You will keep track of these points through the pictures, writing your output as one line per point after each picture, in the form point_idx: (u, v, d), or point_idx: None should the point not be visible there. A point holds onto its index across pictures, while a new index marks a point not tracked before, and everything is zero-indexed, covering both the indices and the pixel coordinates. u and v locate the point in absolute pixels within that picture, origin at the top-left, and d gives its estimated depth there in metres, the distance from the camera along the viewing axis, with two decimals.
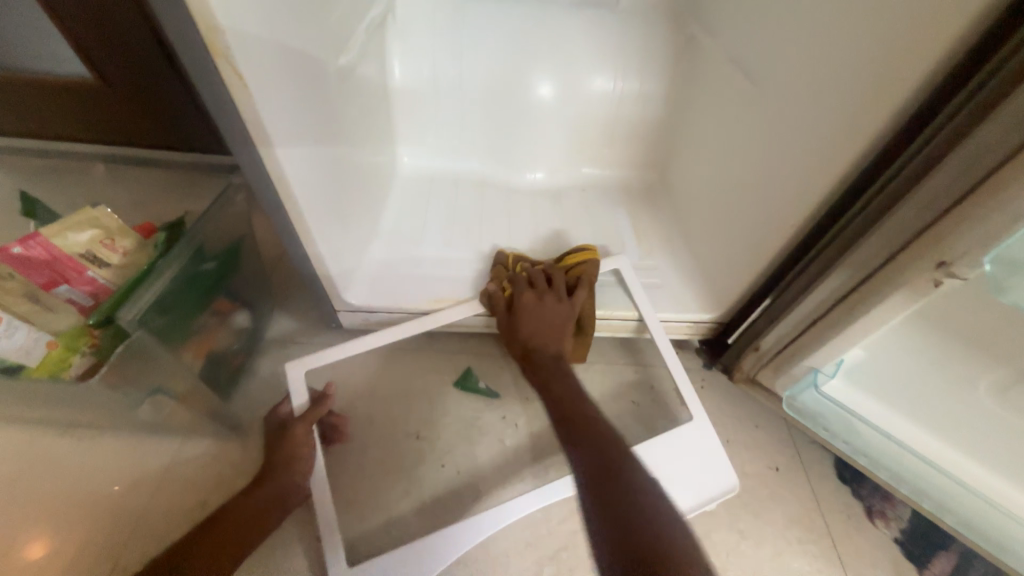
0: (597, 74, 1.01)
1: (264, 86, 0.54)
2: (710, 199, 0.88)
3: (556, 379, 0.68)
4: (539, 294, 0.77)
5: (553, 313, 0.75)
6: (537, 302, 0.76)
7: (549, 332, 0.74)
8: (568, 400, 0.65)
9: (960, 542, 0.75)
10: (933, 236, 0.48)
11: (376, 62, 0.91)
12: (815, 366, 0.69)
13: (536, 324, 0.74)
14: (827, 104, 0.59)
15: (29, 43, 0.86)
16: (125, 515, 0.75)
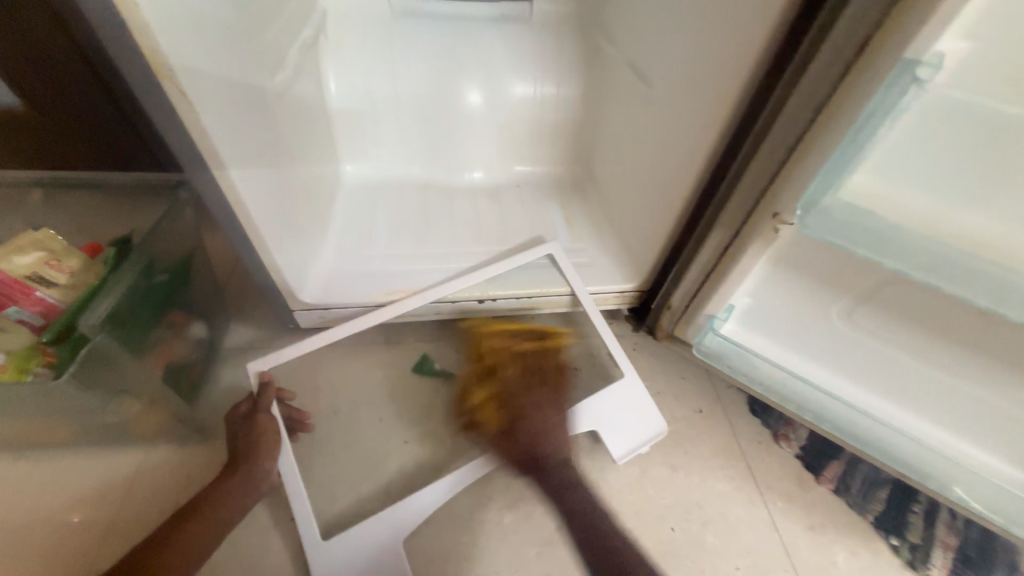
0: (519, 81, 1.12)
1: (207, 103, 0.60)
2: (624, 185, 1.00)
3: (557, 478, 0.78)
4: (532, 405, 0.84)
5: (560, 432, 0.82)
6: (546, 408, 0.84)
7: (555, 442, 0.81)
8: (570, 485, 0.77)
9: (847, 451, 0.90)
10: (771, 192, 0.62)
11: (312, 78, 0.98)
12: (712, 314, 0.82)
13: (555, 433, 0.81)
14: (695, 96, 0.72)
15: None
16: (97, 528, 0.76)
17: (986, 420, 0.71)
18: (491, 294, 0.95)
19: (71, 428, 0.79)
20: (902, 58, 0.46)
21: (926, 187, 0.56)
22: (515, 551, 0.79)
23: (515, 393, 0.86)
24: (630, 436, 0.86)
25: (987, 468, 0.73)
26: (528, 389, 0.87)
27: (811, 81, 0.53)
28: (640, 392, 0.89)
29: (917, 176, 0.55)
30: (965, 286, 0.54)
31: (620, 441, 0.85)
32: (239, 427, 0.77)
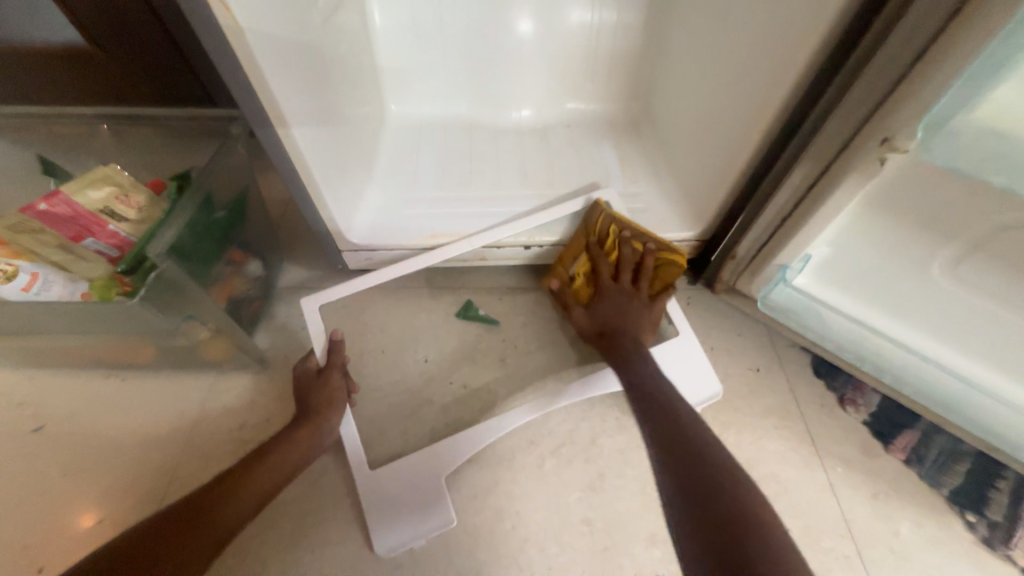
0: (577, 5, 1.01)
1: (252, 24, 0.56)
2: (690, 122, 0.90)
3: (636, 370, 0.73)
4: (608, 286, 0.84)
5: (635, 312, 0.81)
6: (618, 295, 0.83)
7: (637, 326, 0.80)
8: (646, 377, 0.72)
9: (924, 420, 0.82)
10: (880, 116, 0.52)
11: (355, 5, 0.92)
12: (784, 264, 0.74)
13: (617, 315, 0.82)
14: (790, 4, 0.61)
15: (11, 9, 0.88)
16: (178, 442, 0.84)
17: None
18: (538, 240, 0.91)
19: (150, 352, 0.86)
20: None
21: None
22: (555, 494, 0.79)
23: (608, 279, 0.84)
24: (682, 397, 0.81)
25: None
26: (615, 278, 0.84)
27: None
28: (695, 351, 0.83)
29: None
30: None
31: None
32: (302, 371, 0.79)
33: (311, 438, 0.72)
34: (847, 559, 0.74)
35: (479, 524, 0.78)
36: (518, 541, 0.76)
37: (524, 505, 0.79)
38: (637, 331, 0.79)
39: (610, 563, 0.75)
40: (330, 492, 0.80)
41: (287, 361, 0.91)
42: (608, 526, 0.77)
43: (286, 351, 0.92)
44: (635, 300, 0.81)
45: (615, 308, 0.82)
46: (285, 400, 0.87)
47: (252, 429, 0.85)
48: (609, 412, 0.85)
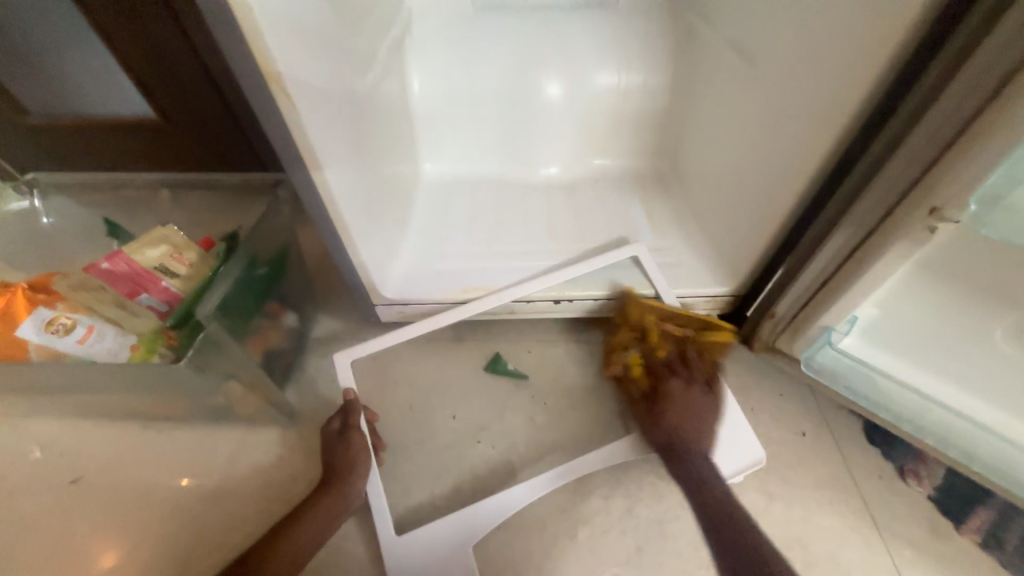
0: (601, 70, 1.07)
1: (308, 102, 0.62)
2: (719, 179, 0.91)
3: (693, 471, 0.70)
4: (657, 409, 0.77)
5: (691, 403, 0.76)
6: (686, 393, 0.77)
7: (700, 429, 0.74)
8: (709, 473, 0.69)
9: (999, 498, 0.75)
10: (921, 185, 0.52)
11: (397, 77, 1.00)
12: (829, 326, 0.71)
13: (686, 414, 0.75)
14: (817, 77, 0.63)
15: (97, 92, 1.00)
16: (204, 500, 0.84)
17: None
18: (567, 294, 0.91)
19: (185, 406, 0.88)
20: None
21: None
22: (590, 568, 0.74)
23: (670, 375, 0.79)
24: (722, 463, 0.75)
25: None
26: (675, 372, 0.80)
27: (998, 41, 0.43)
28: (736, 416, 0.78)
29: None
30: None
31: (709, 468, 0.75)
32: (331, 434, 0.79)
33: (335, 505, 0.72)
34: None
35: None
36: None
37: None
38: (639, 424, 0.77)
39: None
40: (353, 558, 0.78)
41: (317, 415, 0.91)
42: None
43: (316, 405, 0.93)
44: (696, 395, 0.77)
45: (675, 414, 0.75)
46: (313, 456, 0.87)
47: (279, 488, 0.84)
48: (644, 478, 0.81)
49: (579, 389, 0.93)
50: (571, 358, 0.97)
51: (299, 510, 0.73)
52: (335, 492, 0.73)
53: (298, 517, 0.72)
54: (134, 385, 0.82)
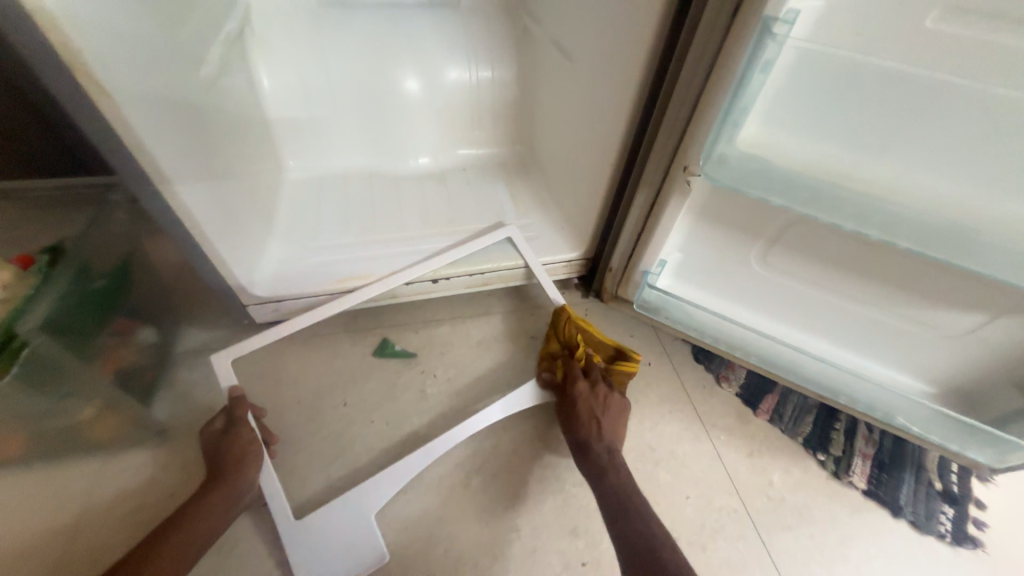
0: (454, 66, 1.15)
1: (129, 95, 0.60)
2: (563, 159, 1.05)
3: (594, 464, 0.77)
4: (605, 390, 0.84)
5: (609, 417, 0.82)
6: (594, 397, 0.83)
7: (609, 424, 0.81)
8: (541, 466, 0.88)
9: (780, 384, 1.00)
10: (680, 150, 0.69)
11: (242, 73, 0.97)
12: (646, 270, 0.89)
13: (615, 419, 0.82)
14: (611, 70, 0.78)
15: None
16: (58, 542, 0.75)
17: (914, 351, 0.81)
18: (443, 273, 0.98)
19: (18, 444, 0.77)
20: (760, 16, 0.52)
21: (816, 131, 0.60)
22: (485, 507, 0.83)
23: (583, 386, 0.84)
24: None
25: (917, 392, 0.85)
26: (589, 379, 0.86)
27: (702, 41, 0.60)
28: (596, 361, 0.93)
29: (807, 121, 0.60)
30: (841, 216, 0.60)
31: None
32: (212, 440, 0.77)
33: (226, 497, 0.71)
34: (737, 513, 0.86)
35: (412, 554, 0.79)
36: (453, 560, 0.79)
37: (453, 524, 0.82)
38: (609, 433, 0.80)
39: (540, 563, 0.79)
40: (250, 558, 0.76)
41: (194, 428, 0.87)
42: (535, 528, 0.82)
43: (192, 418, 0.87)
44: (616, 404, 0.83)
45: (591, 412, 0.81)
46: (192, 468, 0.83)
47: (154, 509, 0.79)
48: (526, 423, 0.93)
49: (465, 358, 1.02)
50: (456, 332, 1.05)
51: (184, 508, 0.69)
52: (223, 487, 0.72)
53: (183, 514, 0.68)
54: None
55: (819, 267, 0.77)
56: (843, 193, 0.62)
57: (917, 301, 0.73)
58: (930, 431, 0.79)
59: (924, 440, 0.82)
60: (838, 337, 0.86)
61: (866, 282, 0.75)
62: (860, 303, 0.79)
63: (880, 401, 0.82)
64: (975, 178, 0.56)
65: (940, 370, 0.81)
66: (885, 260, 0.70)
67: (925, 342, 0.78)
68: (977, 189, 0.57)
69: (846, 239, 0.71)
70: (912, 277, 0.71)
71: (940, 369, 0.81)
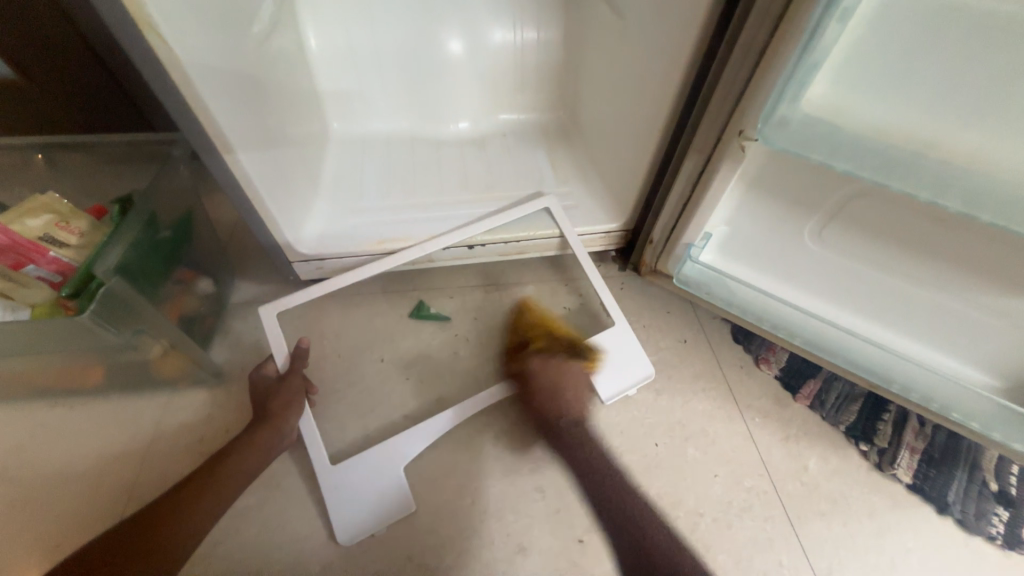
0: (498, 26, 1.11)
1: (189, 52, 0.62)
2: (607, 125, 1.01)
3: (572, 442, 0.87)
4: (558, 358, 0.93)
5: (568, 381, 0.91)
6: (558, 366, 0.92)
7: (567, 403, 0.90)
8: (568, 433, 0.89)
9: (824, 370, 0.95)
10: (737, 113, 0.64)
11: (291, 33, 0.98)
12: (689, 243, 0.86)
13: (561, 387, 0.91)
14: (667, 26, 0.73)
15: None
16: (131, 463, 0.84)
17: (983, 342, 0.74)
18: (479, 240, 0.98)
19: (98, 375, 0.86)
20: None
21: (893, 91, 0.55)
22: (511, 468, 0.86)
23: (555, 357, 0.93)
24: (619, 380, 0.90)
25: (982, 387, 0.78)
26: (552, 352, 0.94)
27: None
28: (629, 338, 0.93)
29: (888, 80, 0.54)
30: (913, 185, 0.55)
31: (609, 384, 0.90)
32: (262, 386, 0.83)
33: (271, 437, 0.77)
34: (766, 494, 0.85)
35: (440, 504, 0.83)
36: (478, 514, 0.82)
37: (480, 480, 0.85)
38: (570, 407, 0.91)
39: (562, 524, 0.81)
40: (294, 493, 0.83)
41: (245, 373, 0.93)
42: (559, 491, 0.84)
43: (244, 364, 0.94)
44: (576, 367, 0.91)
45: (548, 387, 0.91)
46: (243, 409, 0.89)
47: (211, 442, 0.86)
48: (556, 392, 0.94)
49: (498, 324, 1.03)
50: (489, 299, 1.06)
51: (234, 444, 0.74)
52: (267, 432, 0.77)
53: (232, 449, 0.74)
54: (24, 349, 0.77)
55: (881, 245, 0.72)
56: (921, 162, 0.56)
57: (994, 287, 0.67)
58: (989, 428, 0.73)
59: (983, 438, 0.76)
60: (896, 322, 0.81)
61: (935, 263, 0.69)
62: (925, 286, 0.73)
63: (937, 389, 0.77)
64: None
65: (1012, 364, 0.74)
66: (961, 238, 0.64)
67: (998, 331, 0.72)
68: None
69: (916, 213, 0.65)
70: (990, 259, 0.64)
71: (1012, 364, 0.74)
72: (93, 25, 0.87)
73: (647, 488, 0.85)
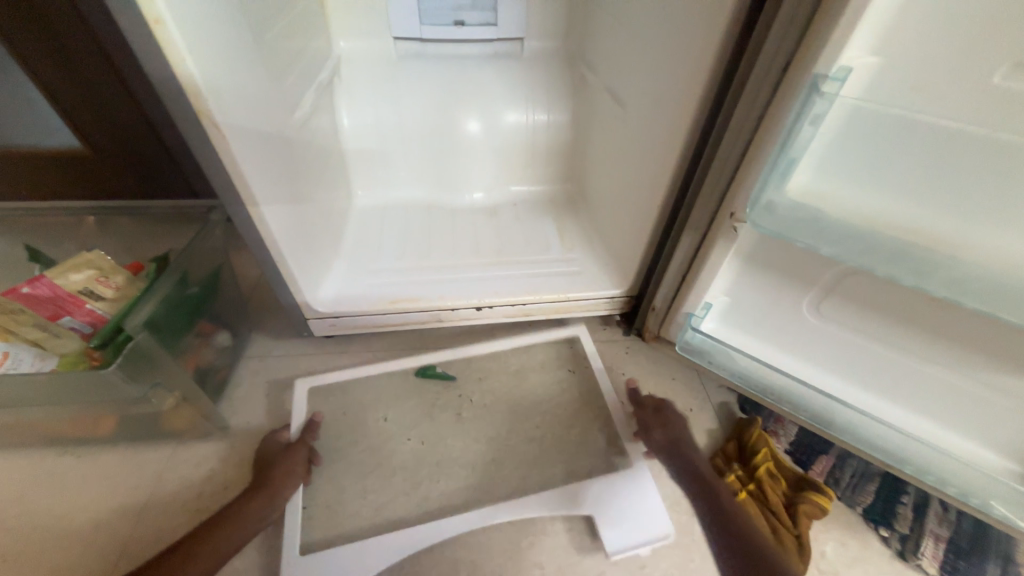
0: (513, 110, 1.23)
1: (238, 137, 0.71)
2: (611, 199, 1.08)
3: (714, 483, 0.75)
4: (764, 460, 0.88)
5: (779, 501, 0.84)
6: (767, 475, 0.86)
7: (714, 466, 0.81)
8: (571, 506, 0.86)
9: (837, 446, 0.93)
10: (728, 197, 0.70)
11: (327, 115, 1.10)
12: (690, 312, 0.88)
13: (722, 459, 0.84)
14: (662, 119, 0.81)
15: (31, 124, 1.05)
16: (126, 518, 0.83)
17: (997, 423, 0.73)
18: (488, 301, 1.02)
19: (109, 425, 0.88)
20: (811, 74, 0.53)
21: (870, 182, 0.59)
22: (510, 540, 0.83)
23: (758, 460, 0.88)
24: (631, 537, 0.82)
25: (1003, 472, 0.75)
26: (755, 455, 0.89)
27: (751, 94, 0.62)
28: (643, 493, 0.87)
29: (863, 172, 0.59)
30: (900, 269, 0.58)
31: (616, 536, 0.82)
32: (268, 451, 0.87)
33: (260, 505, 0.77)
34: None
35: None
36: None
37: (478, 551, 0.82)
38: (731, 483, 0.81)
39: None
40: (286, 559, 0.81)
41: (251, 428, 0.94)
42: (560, 569, 0.80)
43: (250, 418, 0.95)
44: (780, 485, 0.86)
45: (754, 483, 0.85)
46: (245, 465, 0.89)
47: (208, 500, 0.85)
48: (558, 460, 0.92)
49: (503, 386, 1.03)
50: (495, 360, 1.08)
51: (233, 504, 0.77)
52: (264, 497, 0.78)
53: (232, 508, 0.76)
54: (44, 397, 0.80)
55: (879, 321, 0.73)
56: (905, 247, 0.60)
57: (998, 368, 0.67)
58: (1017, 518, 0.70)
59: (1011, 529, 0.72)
60: (906, 399, 0.80)
61: (936, 342, 0.70)
62: (930, 363, 0.73)
63: (956, 474, 0.74)
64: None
65: None
66: (957, 318, 0.66)
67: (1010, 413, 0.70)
68: None
69: (908, 292, 0.67)
70: (989, 340, 0.65)
71: None
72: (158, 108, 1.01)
73: (652, 570, 0.81)
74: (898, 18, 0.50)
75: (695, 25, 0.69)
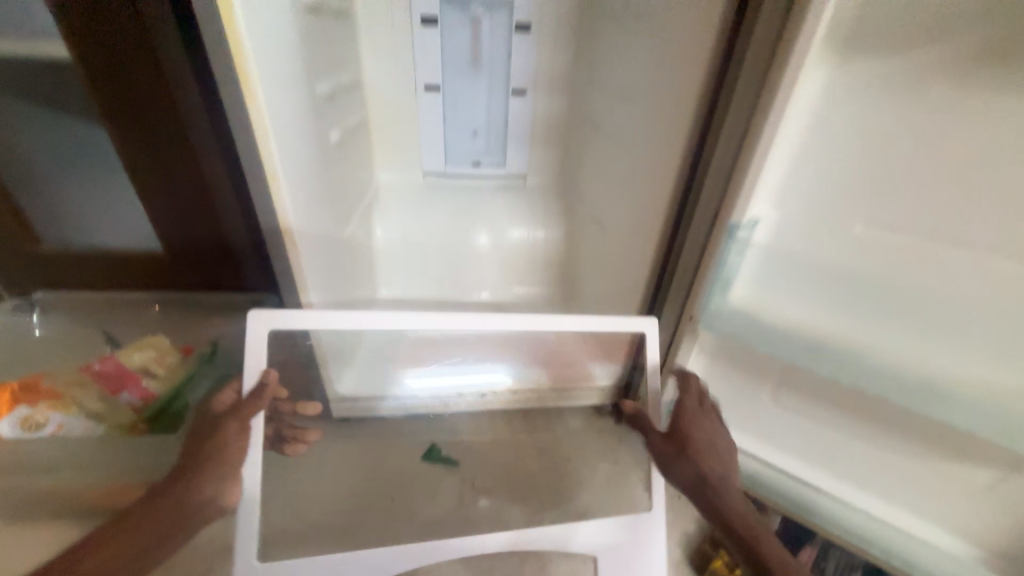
0: (517, 228, 1.49)
1: (306, 251, 0.91)
2: (598, 303, 1.27)
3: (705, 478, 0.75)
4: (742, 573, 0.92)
5: None
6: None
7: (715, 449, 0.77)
8: None
9: (819, 536, 0.97)
10: (686, 305, 0.87)
11: (365, 230, 1.34)
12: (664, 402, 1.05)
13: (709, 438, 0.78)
14: (635, 244, 1.04)
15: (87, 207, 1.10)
16: None
17: (944, 506, 0.82)
18: (491, 388, 1.15)
19: (134, 498, 0.92)
20: (728, 223, 0.73)
21: (788, 292, 0.78)
22: None
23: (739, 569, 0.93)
24: None
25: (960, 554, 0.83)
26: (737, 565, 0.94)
27: (692, 237, 0.80)
28: None
29: (779, 285, 0.78)
30: (819, 362, 0.75)
31: None
32: (204, 422, 0.74)
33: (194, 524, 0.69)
34: None
35: None
36: None
37: None
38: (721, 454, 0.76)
39: None
40: None
41: None
42: None
43: None
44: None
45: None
46: None
47: None
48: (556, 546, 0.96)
49: (503, 470, 1.14)
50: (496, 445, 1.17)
51: (184, 459, 0.70)
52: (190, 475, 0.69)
53: (179, 470, 0.69)
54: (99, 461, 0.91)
55: (827, 409, 0.86)
56: (825, 345, 0.76)
57: (928, 452, 0.79)
58: None
59: None
60: (864, 483, 0.89)
61: (874, 429, 0.83)
62: (876, 449, 0.84)
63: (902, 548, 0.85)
64: (914, 335, 0.72)
65: (980, 530, 0.80)
66: (884, 407, 0.79)
67: (952, 496, 0.80)
68: (928, 342, 0.71)
69: (842, 389, 0.82)
70: (913, 426, 0.78)
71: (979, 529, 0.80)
72: (238, 232, 1.09)
73: None
74: (781, 189, 0.72)
75: (651, 182, 0.95)
